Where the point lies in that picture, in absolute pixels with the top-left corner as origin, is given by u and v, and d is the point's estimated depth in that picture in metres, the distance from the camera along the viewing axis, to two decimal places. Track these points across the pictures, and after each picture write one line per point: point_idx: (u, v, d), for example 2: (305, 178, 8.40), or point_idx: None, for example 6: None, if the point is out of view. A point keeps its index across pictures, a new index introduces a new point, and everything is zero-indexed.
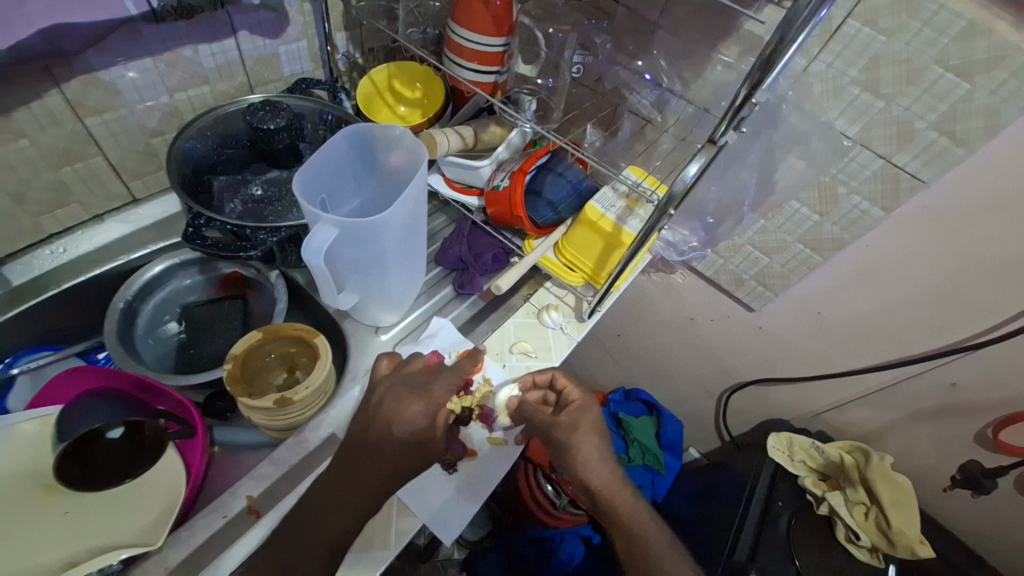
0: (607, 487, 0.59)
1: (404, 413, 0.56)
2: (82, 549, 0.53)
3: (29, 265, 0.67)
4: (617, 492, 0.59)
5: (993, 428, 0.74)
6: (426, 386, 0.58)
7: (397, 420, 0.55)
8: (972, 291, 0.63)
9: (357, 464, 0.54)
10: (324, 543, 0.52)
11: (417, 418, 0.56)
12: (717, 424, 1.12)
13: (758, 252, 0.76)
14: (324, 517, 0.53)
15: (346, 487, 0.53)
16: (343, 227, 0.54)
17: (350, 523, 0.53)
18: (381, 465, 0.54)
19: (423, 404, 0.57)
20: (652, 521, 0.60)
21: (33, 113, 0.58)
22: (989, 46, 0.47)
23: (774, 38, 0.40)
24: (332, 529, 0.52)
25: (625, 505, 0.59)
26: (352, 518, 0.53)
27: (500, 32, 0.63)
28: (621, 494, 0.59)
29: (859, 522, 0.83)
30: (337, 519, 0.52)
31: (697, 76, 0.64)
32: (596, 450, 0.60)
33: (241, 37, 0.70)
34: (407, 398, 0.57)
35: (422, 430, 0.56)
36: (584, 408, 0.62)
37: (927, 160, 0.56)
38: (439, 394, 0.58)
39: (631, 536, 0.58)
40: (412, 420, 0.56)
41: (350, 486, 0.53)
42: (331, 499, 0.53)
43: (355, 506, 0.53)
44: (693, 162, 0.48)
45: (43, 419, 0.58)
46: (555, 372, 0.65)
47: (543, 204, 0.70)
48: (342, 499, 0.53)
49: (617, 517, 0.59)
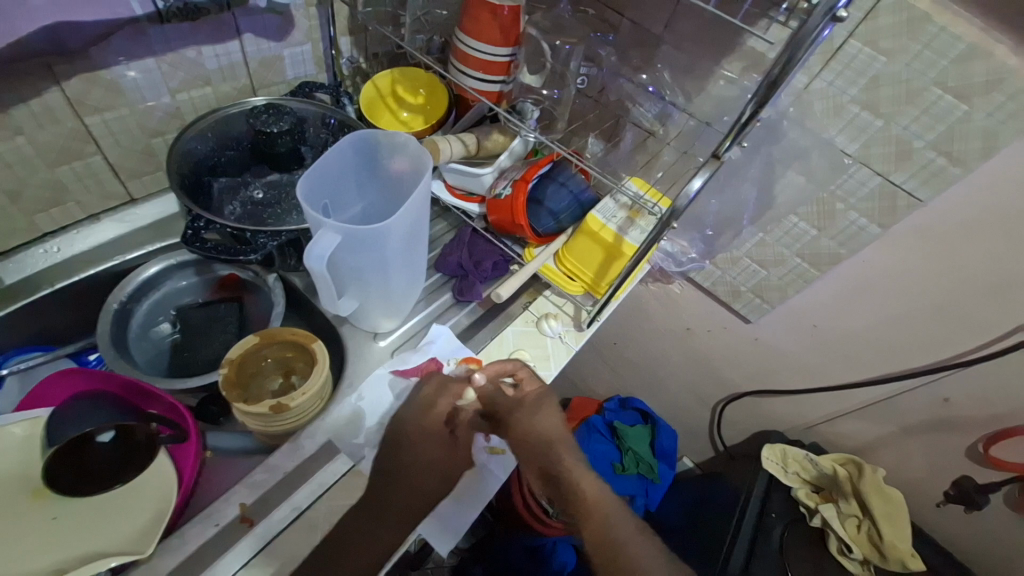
0: (594, 497, 0.58)
1: (415, 435, 0.58)
2: (70, 557, 0.52)
3: (21, 264, 0.66)
4: (595, 495, 0.59)
5: (984, 444, 0.75)
6: (430, 401, 0.60)
7: (417, 442, 0.58)
8: (967, 304, 0.64)
9: (391, 487, 0.56)
10: (356, 565, 0.51)
11: (429, 447, 0.58)
12: (710, 433, 1.12)
13: (756, 265, 0.76)
14: (356, 541, 0.52)
15: (380, 513, 0.54)
16: (346, 233, 0.53)
17: (381, 547, 0.52)
18: (411, 484, 0.56)
19: (433, 419, 0.60)
20: (628, 524, 0.57)
21: (31, 110, 0.57)
22: (987, 69, 0.48)
23: (782, 59, 0.41)
24: (370, 549, 0.52)
25: (609, 516, 0.57)
26: (383, 541, 0.53)
27: (507, 42, 0.64)
28: (589, 483, 0.59)
29: (851, 534, 0.83)
30: (372, 541, 0.52)
31: (700, 90, 0.64)
32: (555, 430, 0.62)
33: (246, 39, 0.70)
34: (417, 417, 0.59)
35: (438, 443, 0.59)
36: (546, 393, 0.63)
37: (924, 178, 0.56)
38: (443, 407, 0.61)
39: (605, 540, 0.55)
40: (425, 448, 0.58)
41: (384, 508, 0.55)
42: (368, 518, 0.54)
43: (384, 521, 0.54)
44: (697, 177, 0.48)
45: (33, 421, 0.57)
46: (518, 363, 0.64)
47: (545, 212, 0.70)
48: (378, 520, 0.54)
49: (598, 530, 0.56)
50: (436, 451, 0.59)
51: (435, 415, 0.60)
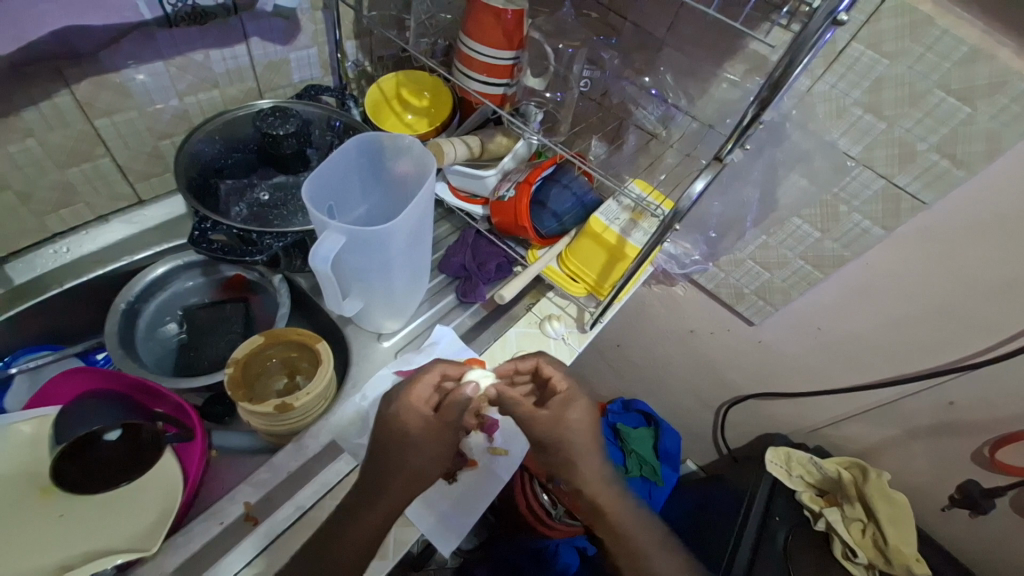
0: (611, 506, 0.60)
1: (387, 411, 0.56)
2: (76, 553, 0.53)
3: (31, 264, 0.67)
4: (612, 500, 0.60)
5: (990, 447, 0.75)
6: (412, 383, 0.56)
7: (402, 429, 0.54)
8: (972, 306, 0.64)
9: (384, 478, 0.54)
10: (346, 556, 0.51)
11: (407, 430, 0.55)
12: (714, 436, 1.12)
13: (759, 267, 0.76)
14: (352, 528, 0.52)
15: (365, 494, 0.54)
16: (350, 235, 0.54)
17: (368, 534, 0.52)
18: (405, 474, 0.55)
19: (410, 402, 0.55)
20: (641, 524, 0.60)
21: (42, 113, 0.58)
22: (991, 71, 0.48)
23: (783, 62, 0.41)
24: (359, 533, 0.52)
25: (624, 519, 0.60)
26: (370, 527, 0.53)
27: (511, 46, 0.64)
28: (607, 491, 0.60)
29: (856, 539, 0.83)
30: (358, 528, 0.52)
31: (703, 92, 0.65)
32: (578, 444, 0.58)
33: (252, 43, 0.71)
34: (397, 400, 0.56)
35: (420, 427, 0.55)
36: (568, 401, 0.59)
37: (928, 180, 0.56)
38: (424, 391, 0.56)
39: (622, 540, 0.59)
40: (404, 431, 0.54)
41: (371, 497, 0.54)
42: (358, 505, 0.54)
43: (379, 514, 0.54)
44: (699, 179, 0.48)
45: (42, 419, 0.58)
46: (539, 359, 0.60)
47: (548, 214, 0.71)
48: (367, 504, 0.54)
49: (613, 534, 0.60)
50: (417, 432, 0.55)
51: (414, 397, 0.56)
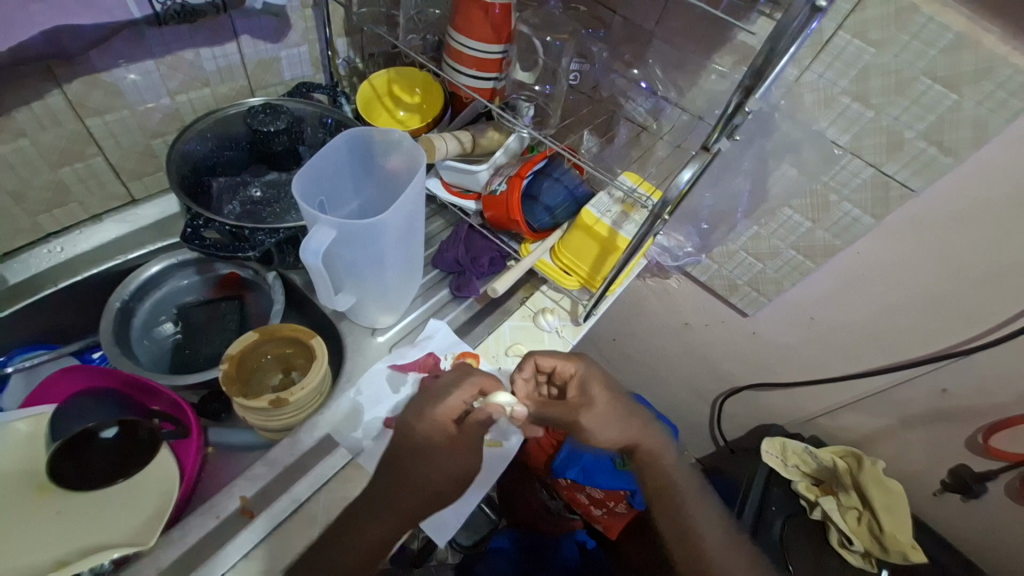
0: (652, 453, 0.59)
1: (413, 425, 0.54)
2: (74, 549, 0.53)
3: (26, 264, 0.67)
4: (656, 448, 0.60)
5: (983, 433, 0.75)
6: (439, 395, 0.55)
7: (425, 438, 0.53)
8: (960, 295, 0.64)
9: (398, 487, 0.53)
10: (347, 559, 0.50)
11: (430, 440, 0.54)
12: (711, 429, 1.13)
13: (752, 258, 0.76)
14: (356, 531, 0.52)
15: (377, 504, 0.53)
16: (341, 228, 0.54)
17: (373, 544, 0.51)
18: (426, 492, 0.53)
19: (437, 414, 0.54)
20: (681, 466, 0.60)
21: (34, 112, 0.59)
22: (976, 58, 0.48)
23: (765, 50, 0.41)
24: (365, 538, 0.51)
25: (665, 463, 0.59)
26: (376, 536, 0.51)
27: (499, 40, 0.65)
28: (648, 441, 0.60)
29: (852, 527, 0.84)
30: (364, 536, 0.51)
31: (692, 84, 0.65)
32: (611, 412, 0.59)
33: (242, 41, 0.71)
34: (419, 411, 0.55)
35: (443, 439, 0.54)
36: (584, 378, 0.60)
37: (916, 168, 0.57)
38: (454, 404, 0.55)
39: (664, 486, 0.58)
40: (427, 440, 0.54)
41: (382, 507, 0.52)
42: (362, 510, 0.53)
43: (388, 526, 0.52)
44: (687, 169, 0.49)
45: (37, 418, 0.59)
46: (535, 355, 0.60)
47: (540, 208, 0.70)
48: (375, 513, 0.52)
49: (658, 478, 0.59)
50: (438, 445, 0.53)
51: (439, 413, 0.54)
